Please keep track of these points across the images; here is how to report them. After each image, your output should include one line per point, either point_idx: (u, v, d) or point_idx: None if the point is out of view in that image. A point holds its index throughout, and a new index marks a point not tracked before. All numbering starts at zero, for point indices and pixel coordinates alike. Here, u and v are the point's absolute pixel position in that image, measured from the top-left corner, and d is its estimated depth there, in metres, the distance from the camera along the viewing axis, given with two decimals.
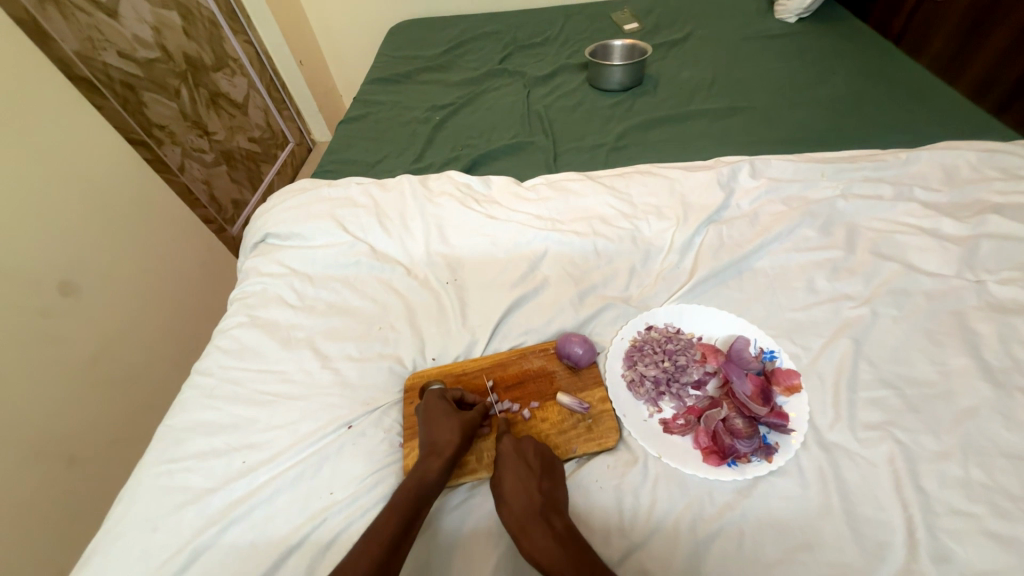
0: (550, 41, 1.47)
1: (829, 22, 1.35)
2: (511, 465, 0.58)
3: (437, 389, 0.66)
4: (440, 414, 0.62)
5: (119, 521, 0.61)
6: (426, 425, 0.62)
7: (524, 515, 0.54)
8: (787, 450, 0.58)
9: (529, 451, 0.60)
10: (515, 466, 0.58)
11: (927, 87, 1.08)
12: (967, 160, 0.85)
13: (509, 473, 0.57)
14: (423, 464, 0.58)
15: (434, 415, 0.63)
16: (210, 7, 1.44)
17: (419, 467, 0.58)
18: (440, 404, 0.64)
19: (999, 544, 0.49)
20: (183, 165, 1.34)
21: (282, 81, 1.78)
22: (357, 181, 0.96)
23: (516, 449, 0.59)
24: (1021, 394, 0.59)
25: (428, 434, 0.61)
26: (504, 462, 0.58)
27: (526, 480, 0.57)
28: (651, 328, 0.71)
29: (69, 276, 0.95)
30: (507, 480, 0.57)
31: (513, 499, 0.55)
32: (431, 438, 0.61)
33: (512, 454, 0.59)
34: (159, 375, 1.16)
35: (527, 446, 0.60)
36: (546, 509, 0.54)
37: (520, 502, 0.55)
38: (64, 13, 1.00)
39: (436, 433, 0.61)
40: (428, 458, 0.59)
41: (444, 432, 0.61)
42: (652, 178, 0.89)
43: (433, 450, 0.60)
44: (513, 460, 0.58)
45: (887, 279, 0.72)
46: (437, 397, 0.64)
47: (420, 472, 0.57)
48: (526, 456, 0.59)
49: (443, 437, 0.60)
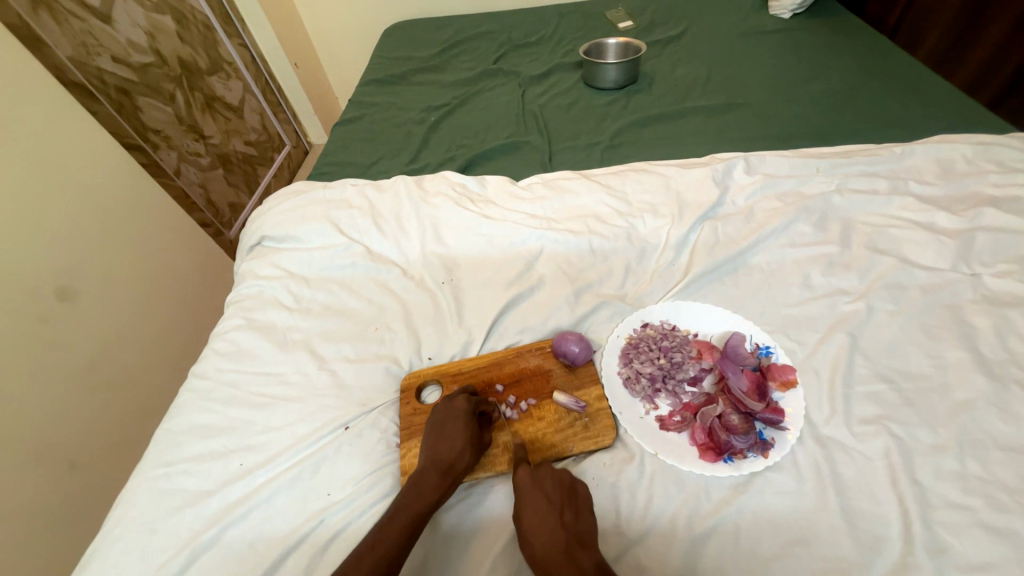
0: (545, 40, 1.47)
1: (824, 17, 1.35)
2: (529, 497, 0.55)
3: (467, 399, 0.64)
4: (467, 435, 0.61)
5: (118, 523, 0.61)
6: (448, 438, 0.61)
7: (547, 552, 0.50)
8: (782, 445, 0.58)
9: (548, 480, 0.56)
10: (534, 498, 0.55)
11: (922, 80, 1.08)
12: (962, 153, 0.85)
13: (528, 506, 0.54)
14: (440, 487, 0.57)
15: (459, 434, 0.61)
16: (204, 11, 1.44)
17: (435, 489, 0.57)
18: (468, 421, 0.62)
19: (995, 536, 0.49)
20: (179, 169, 1.34)
21: (277, 83, 1.78)
22: (353, 183, 0.96)
23: (533, 480, 0.56)
24: (1017, 386, 0.59)
25: (449, 452, 0.59)
26: (522, 494, 0.55)
27: (546, 513, 0.53)
28: (647, 325, 0.72)
29: (67, 281, 0.96)
30: (528, 514, 0.54)
31: (535, 536, 0.52)
32: (449, 456, 0.59)
33: (529, 485, 0.56)
34: (157, 379, 1.16)
35: (545, 474, 0.57)
36: (571, 545, 0.50)
37: (542, 539, 0.51)
38: (57, 19, 1.00)
39: (458, 454, 0.59)
40: (445, 480, 0.58)
41: (466, 458, 0.59)
42: (647, 176, 0.89)
43: (450, 472, 0.58)
44: (531, 492, 0.55)
45: (882, 273, 0.72)
46: (463, 410, 0.63)
47: (436, 496, 0.56)
48: (545, 485, 0.56)
49: (464, 463, 0.59)
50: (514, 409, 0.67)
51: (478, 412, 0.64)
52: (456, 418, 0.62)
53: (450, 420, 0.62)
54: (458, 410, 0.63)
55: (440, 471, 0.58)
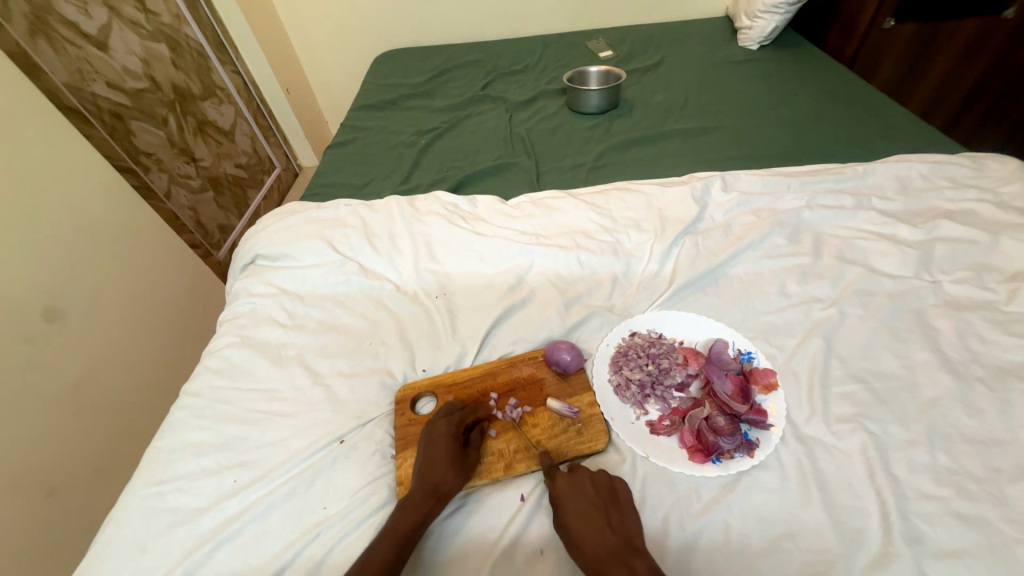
0: (530, 68, 1.55)
1: (790, 48, 1.45)
2: (573, 502, 0.56)
3: (450, 418, 0.64)
4: (449, 455, 0.61)
5: (107, 544, 0.60)
6: (431, 460, 0.60)
7: (597, 558, 0.51)
8: (767, 445, 0.60)
9: (587, 483, 0.57)
10: (577, 504, 0.56)
11: (880, 105, 1.17)
12: (918, 171, 0.91)
13: (572, 512, 0.55)
14: (424, 506, 0.57)
15: (443, 455, 0.61)
16: (199, 39, 1.48)
17: (420, 507, 0.57)
18: (450, 441, 0.62)
19: (966, 523, 0.52)
20: (169, 191, 1.35)
21: (269, 108, 1.82)
22: (346, 202, 0.98)
23: (573, 485, 0.57)
24: (979, 382, 0.63)
25: (433, 473, 0.59)
26: (564, 500, 0.56)
27: (593, 519, 0.54)
28: (635, 334, 0.74)
29: (56, 302, 0.95)
30: (574, 519, 0.55)
31: (585, 543, 0.53)
32: (436, 478, 0.59)
33: (569, 491, 0.57)
34: (142, 402, 1.13)
35: (583, 479, 0.58)
36: (622, 550, 0.52)
37: (593, 544, 0.52)
38: (55, 46, 1.03)
39: (442, 474, 0.59)
40: (430, 499, 0.58)
41: (450, 477, 0.59)
42: (630, 194, 0.94)
43: (435, 492, 0.58)
44: (573, 498, 0.56)
45: (852, 281, 0.77)
46: (444, 432, 0.63)
47: (421, 515, 0.57)
48: (586, 489, 0.57)
49: (450, 482, 0.59)
50: (512, 413, 0.68)
51: (462, 430, 0.64)
52: (437, 441, 0.62)
53: (433, 442, 0.62)
54: (439, 433, 0.63)
55: (425, 491, 0.58)
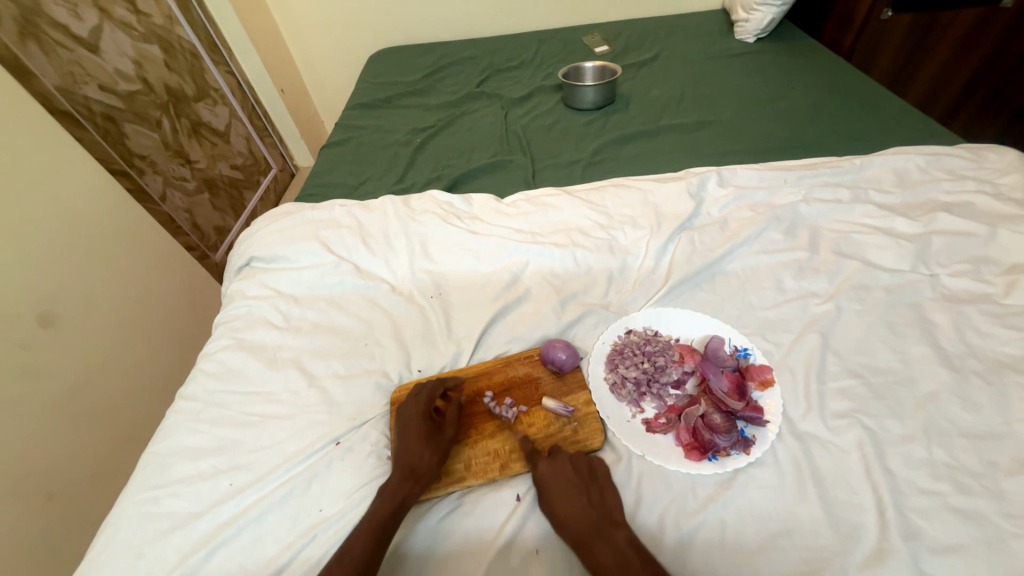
0: (525, 64, 1.54)
1: (786, 40, 1.44)
2: (555, 482, 0.59)
3: (422, 398, 0.66)
4: (422, 435, 0.63)
5: (105, 549, 0.60)
6: (407, 443, 0.62)
7: (580, 531, 0.54)
8: (763, 442, 0.60)
9: (568, 463, 0.60)
10: (561, 485, 0.58)
11: (878, 97, 1.16)
12: (916, 163, 0.91)
13: (556, 492, 0.58)
14: (401, 488, 0.59)
15: (417, 436, 0.63)
16: (191, 39, 1.47)
17: (396, 490, 0.59)
18: (423, 422, 0.64)
19: (962, 519, 0.52)
20: (164, 194, 1.35)
21: (264, 109, 1.81)
22: (341, 203, 0.98)
23: (555, 468, 0.60)
24: (977, 376, 0.62)
25: (410, 456, 0.61)
26: (548, 482, 0.59)
27: (575, 496, 0.57)
28: (631, 331, 0.74)
29: (51, 307, 0.95)
30: (557, 499, 0.57)
31: (568, 520, 0.56)
32: (412, 460, 0.61)
33: (551, 472, 0.60)
34: (138, 406, 1.13)
35: (564, 462, 0.61)
36: (603, 524, 0.54)
37: (576, 520, 0.55)
38: (45, 49, 1.03)
39: (418, 455, 0.61)
40: (406, 482, 0.59)
41: (427, 457, 0.61)
42: (626, 190, 0.93)
43: (412, 473, 0.60)
44: (555, 478, 0.59)
45: (849, 276, 0.76)
46: (417, 415, 0.64)
47: (399, 497, 0.58)
48: (568, 469, 0.60)
49: (426, 462, 0.61)
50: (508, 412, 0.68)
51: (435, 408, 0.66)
52: (410, 422, 0.64)
53: (407, 425, 0.64)
54: (411, 414, 0.65)
55: (402, 473, 0.60)
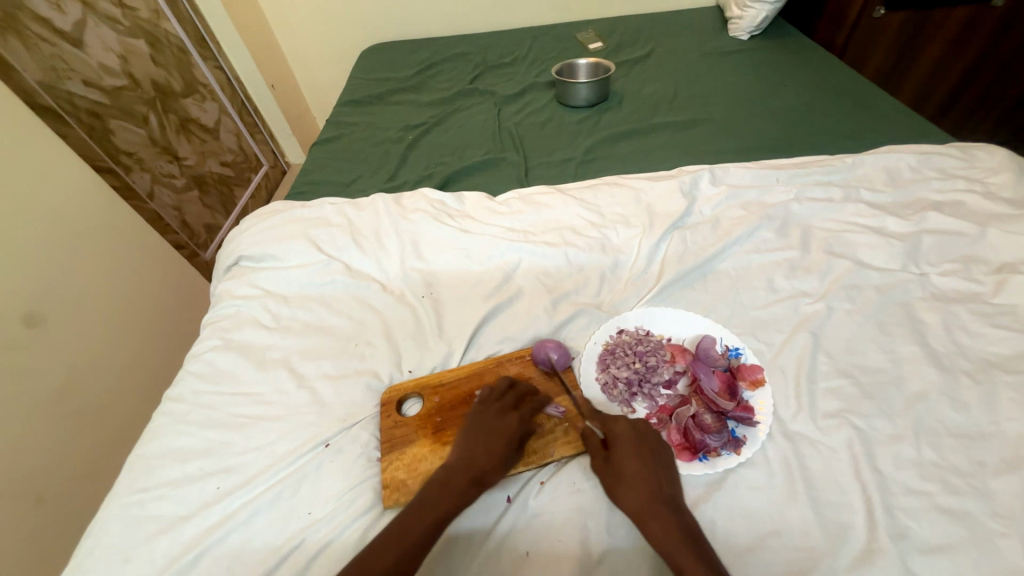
0: (519, 60, 1.53)
1: (780, 38, 1.44)
2: (632, 447, 0.57)
3: (500, 404, 0.63)
4: (501, 438, 0.60)
5: (89, 554, 0.59)
6: (482, 441, 0.59)
7: (649, 500, 0.53)
8: (753, 442, 0.60)
9: (646, 434, 0.59)
10: (639, 450, 0.57)
11: (870, 95, 1.16)
12: (907, 162, 0.91)
13: (632, 456, 0.56)
14: (469, 492, 0.56)
15: (497, 443, 0.59)
16: (179, 34, 1.45)
17: (463, 491, 0.56)
18: (502, 424, 0.61)
19: (950, 518, 0.52)
20: (152, 191, 1.33)
21: (253, 105, 1.79)
22: (331, 201, 0.97)
23: (634, 435, 0.59)
24: (965, 376, 0.63)
25: (482, 455, 0.58)
26: (625, 445, 0.57)
27: (651, 466, 0.56)
28: (622, 331, 0.74)
29: (36, 307, 0.93)
30: (630, 463, 0.56)
31: (636, 483, 0.55)
32: (485, 464, 0.58)
33: (630, 436, 0.58)
34: (126, 406, 1.12)
35: (646, 434, 0.59)
36: (672, 499, 0.54)
37: (648, 490, 0.54)
38: (26, 43, 1.01)
39: (491, 457, 0.58)
40: (474, 486, 0.56)
41: (498, 465, 0.58)
42: (619, 189, 0.93)
43: (481, 477, 0.57)
44: (633, 444, 0.58)
45: (840, 275, 0.76)
46: (497, 416, 0.62)
47: (463, 500, 0.55)
48: (645, 438, 0.59)
49: (496, 470, 0.58)
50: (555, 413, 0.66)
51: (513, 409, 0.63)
52: (489, 423, 0.61)
53: (485, 424, 0.61)
54: (493, 415, 0.62)
55: (469, 477, 0.57)
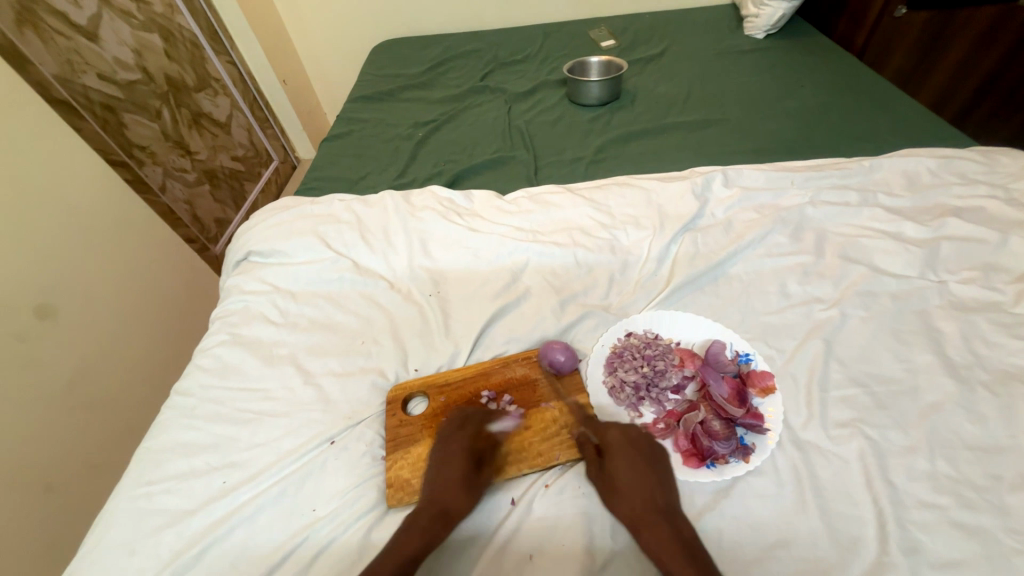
0: (530, 58, 1.52)
1: (797, 38, 1.41)
2: (625, 455, 0.58)
3: (459, 438, 0.62)
4: (462, 475, 0.59)
5: (96, 545, 0.59)
6: (445, 480, 0.59)
7: (643, 509, 0.53)
8: (763, 450, 0.59)
9: (638, 440, 0.59)
10: (630, 457, 0.57)
11: (889, 97, 1.14)
12: (927, 166, 0.89)
13: (623, 463, 0.57)
14: (431, 530, 0.55)
15: (455, 473, 0.59)
16: (192, 29, 1.46)
17: (426, 531, 0.55)
18: (466, 460, 0.60)
19: (965, 534, 0.51)
20: (164, 185, 1.34)
21: (265, 100, 1.79)
22: (340, 197, 0.97)
23: (626, 442, 0.59)
24: (983, 388, 0.61)
25: (445, 495, 0.58)
26: (616, 453, 0.58)
27: (643, 472, 0.56)
28: (631, 334, 0.73)
29: (48, 299, 0.94)
30: (623, 471, 0.56)
31: (628, 490, 0.55)
32: (446, 498, 0.58)
33: (621, 444, 0.59)
34: (137, 397, 1.13)
35: (638, 440, 0.59)
36: (667, 507, 0.54)
37: (640, 499, 0.54)
38: (43, 37, 1.02)
39: (453, 496, 0.58)
40: (436, 523, 0.56)
41: (461, 496, 0.58)
42: (629, 189, 0.92)
43: (444, 515, 0.57)
44: (625, 451, 0.58)
45: (855, 281, 0.75)
46: (461, 452, 0.61)
47: (426, 539, 0.55)
48: (638, 445, 0.59)
49: (462, 502, 0.57)
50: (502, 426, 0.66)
51: (477, 444, 0.62)
52: (451, 459, 0.60)
53: (448, 459, 0.61)
54: (454, 451, 0.61)
55: (432, 512, 0.56)
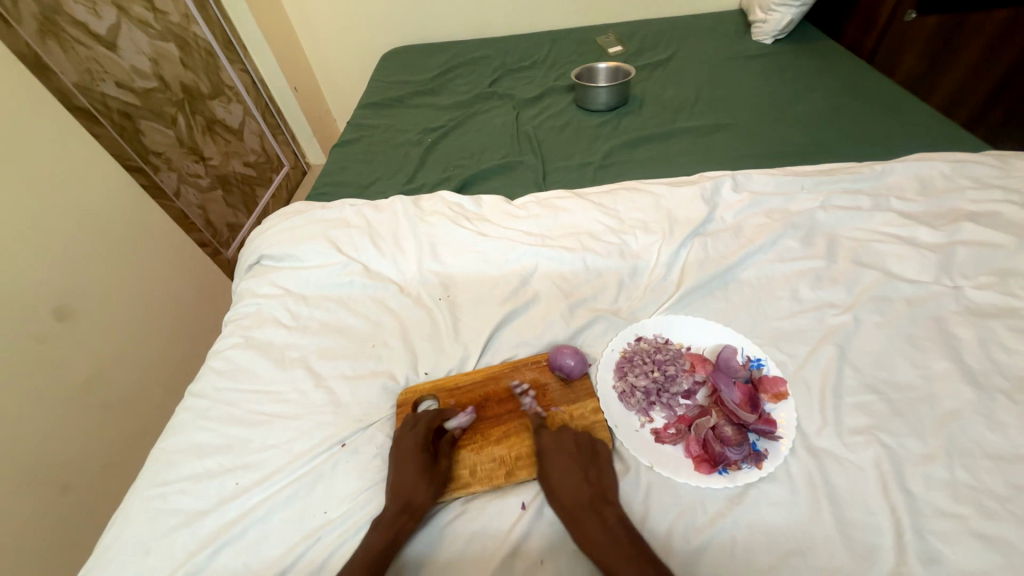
0: (538, 64, 1.53)
1: (806, 42, 1.41)
2: (555, 458, 0.61)
3: (411, 437, 0.64)
4: (417, 469, 0.60)
5: (111, 544, 0.60)
6: (405, 477, 0.60)
7: (574, 506, 0.57)
8: (776, 456, 0.59)
9: (569, 441, 0.63)
10: (561, 457, 0.61)
11: (900, 101, 1.13)
12: (940, 170, 0.88)
13: (553, 463, 0.61)
14: (397, 522, 0.57)
15: (409, 470, 0.60)
16: (207, 38, 1.49)
17: (390, 526, 0.57)
18: (419, 456, 0.62)
19: (986, 544, 0.50)
20: (179, 190, 1.37)
21: (277, 107, 1.82)
22: (351, 202, 0.98)
23: (556, 442, 0.63)
24: (1003, 395, 0.60)
25: (407, 489, 0.59)
26: (549, 453, 0.62)
27: (572, 470, 0.60)
28: (641, 339, 0.73)
29: (66, 301, 0.96)
30: (554, 472, 0.60)
31: (563, 487, 0.58)
32: (405, 494, 0.59)
33: (552, 446, 0.62)
34: (152, 398, 1.15)
35: (566, 437, 0.63)
36: (596, 500, 0.57)
37: (571, 495, 0.58)
38: (64, 47, 1.04)
39: (414, 489, 0.59)
40: (401, 516, 0.57)
41: (422, 490, 0.59)
42: (638, 194, 0.92)
43: (408, 507, 0.58)
44: (557, 453, 0.62)
45: (868, 286, 0.74)
46: (414, 448, 0.62)
47: (391, 533, 0.56)
48: (569, 446, 0.62)
49: (420, 495, 0.59)
50: (456, 421, 0.66)
51: (429, 440, 0.64)
52: (406, 457, 0.62)
53: (404, 457, 0.62)
54: (408, 448, 0.63)
55: (396, 506, 0.58)
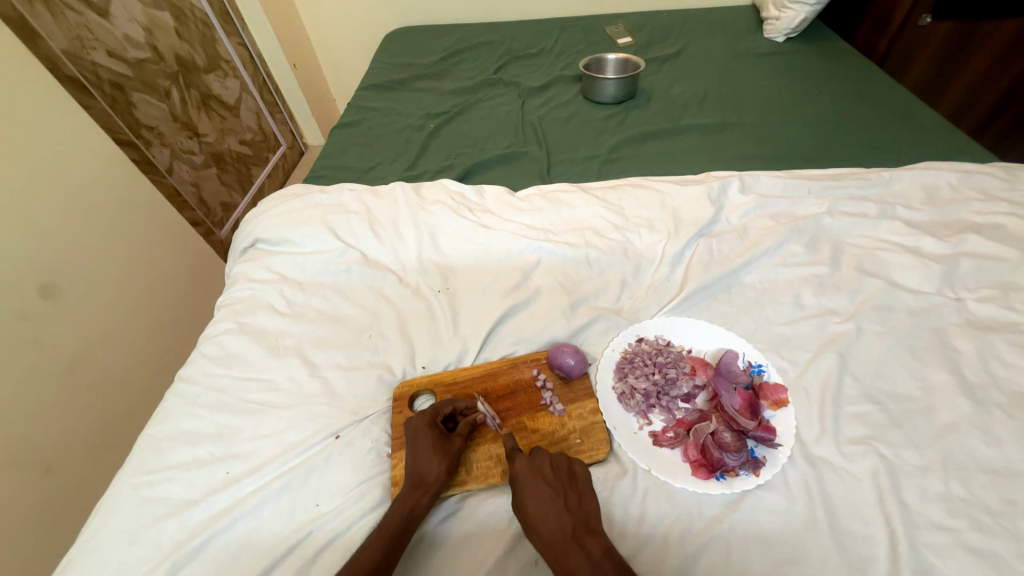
0: (545, 52, 1.49)
1: (817, 42, 1.39)
2: (531, 488, 0.55)
3: (423, 416, 0.63)
4: (432, 445, 0.60)
5: (97, 532, 0.59)
6: (420, 452, 0.60)
7: (555, 540, 0.51)
8: (773, 464, 0.58)
9: (546, 466, 0.58)
10: (537, 487, 0.56)
11: (910, 106, 1.12)
12: (947, 180, 0.87)
13: (530, 494, 0.55)
14: (411, 496, 0.57)
15: (424, 445, 0.60)
16: (204, 8, 1.43)
17: (407, 500, 0.56)
18: (431, 434, 0.61)
19: (977, 558, 0.50)
20: (172, 166, 1.33)
21: (275, 84, 1.77)
22: (350, 187, 0.95)
23: (532, 469, 0.57)
24: (999, 410, 0.60)
25: (421, 464, 0.59)
26: (524, 481, 0.56)
27: (550, 501, 0.54)
28: (642, 340, 0.72)
29: (53, 279, 0.93)
30: (531, 504, 0.54)
31: (541, 520, 0.53)
32: (420, 468, 0.59)
33: (527, 474, 0.56)
34: (140, 380, 1.13)
35: (543, 461, 0.58)
36: (579, 532, 0.52)
37: (552, 529, 0.52)
38: (53, 11, 0.99)
39: (428, 465, 0.59)
40: (415, 491, 0.57)
41: (435, 465, 0.59)
42: (643, 191, 0.90)
43: (422, 483, 0.58)
44: (533, 481, 0.56)
45: (871, 295, 0.74)
46: (426, 424, 0.62)
47: (407, 509, 0.56)
48: (546, 473, 0.57)
49: (433, 470, 0.59)
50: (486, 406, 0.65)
51: (441, 419, 0.64)
52: (418, 434, 0.62)
53: (417, 435, 0.62)
54: (418, 424, 0.62)
55: (410, 483, 0.58)
